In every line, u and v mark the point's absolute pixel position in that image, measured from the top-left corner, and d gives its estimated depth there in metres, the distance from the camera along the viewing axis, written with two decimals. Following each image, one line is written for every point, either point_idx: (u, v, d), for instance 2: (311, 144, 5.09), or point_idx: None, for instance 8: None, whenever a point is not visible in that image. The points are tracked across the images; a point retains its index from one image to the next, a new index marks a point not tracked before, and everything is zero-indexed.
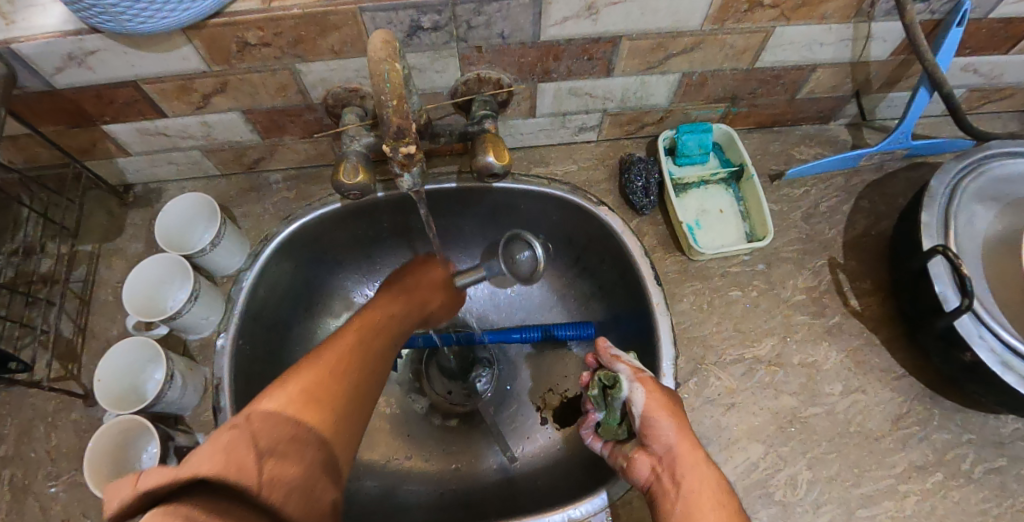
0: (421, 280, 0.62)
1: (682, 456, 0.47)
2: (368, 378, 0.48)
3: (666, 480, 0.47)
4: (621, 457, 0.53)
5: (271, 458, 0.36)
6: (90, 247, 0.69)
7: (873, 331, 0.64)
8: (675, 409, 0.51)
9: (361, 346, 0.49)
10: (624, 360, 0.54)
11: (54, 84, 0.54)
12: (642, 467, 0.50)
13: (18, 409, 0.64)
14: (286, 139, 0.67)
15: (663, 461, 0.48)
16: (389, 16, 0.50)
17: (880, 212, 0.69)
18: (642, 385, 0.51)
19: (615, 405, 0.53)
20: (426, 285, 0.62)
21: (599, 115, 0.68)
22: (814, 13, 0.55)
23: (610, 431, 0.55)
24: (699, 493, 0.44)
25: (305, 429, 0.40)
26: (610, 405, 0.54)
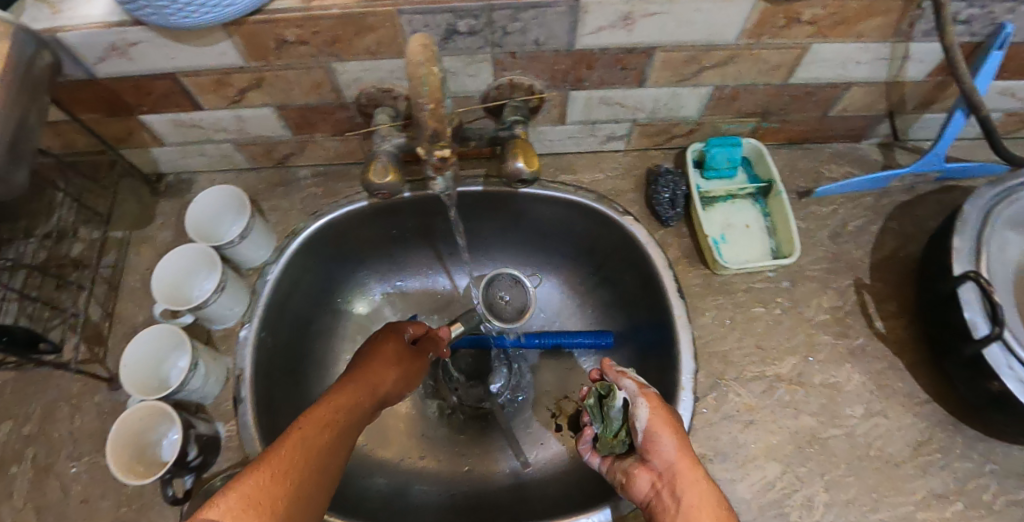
0: (384, 354, 0.56)
1: (682, 470, 0.46)
2: (321, 474, 0.41)
3: (665, 497, 0.46)
4: (619, 472, 0.53)
5: None
6: (120, 234, 0.70)
7: (897, 354, 0.64)
8: (679, 424, 0.50)
9: (319, 439, 0.43)
10: (631, 377, 0.55)
11: (95, 73, 0.56)
12: (641, 482, 0.49)
13: (44, 389, 0.65)
14: (316, 136, 0.68)
15: (663, 477, 0.47)
16: (426, 19, 0.51)
17: (909, 233, 0.68)
18: (647, 402, 0.51)
19: (614, 414, 0.55)
20: (388, 360, 0.56)
21: (628, 125, 0.68)
22: (851, 31, 0.55)
23: (608, 444, 0.55)
24: (697, 511, 0.43)
25: None
26: (608, 415, 0.57)
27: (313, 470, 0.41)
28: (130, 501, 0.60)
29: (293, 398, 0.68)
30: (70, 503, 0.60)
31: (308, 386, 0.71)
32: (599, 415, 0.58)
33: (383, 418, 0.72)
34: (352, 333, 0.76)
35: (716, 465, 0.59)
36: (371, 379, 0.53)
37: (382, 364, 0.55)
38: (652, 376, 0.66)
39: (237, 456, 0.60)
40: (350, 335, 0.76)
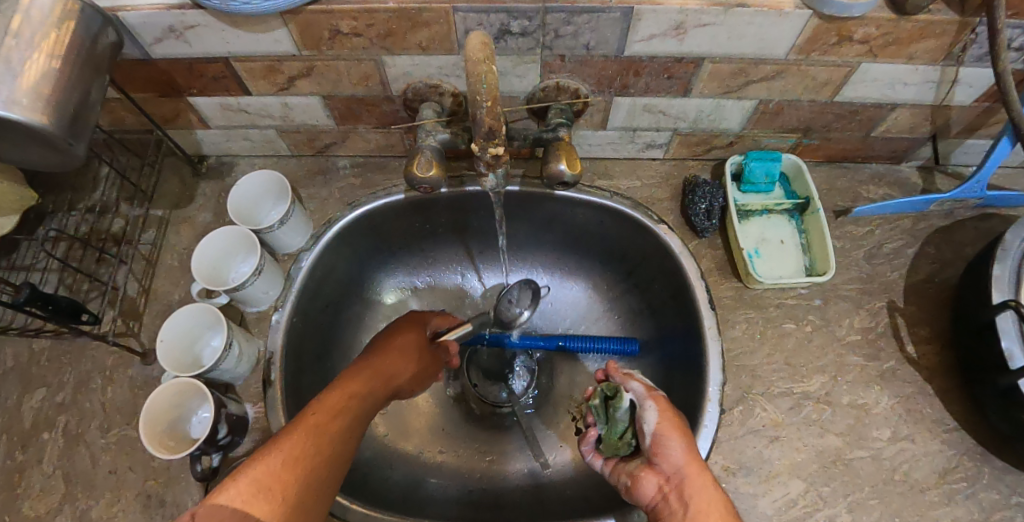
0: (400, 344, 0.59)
1: (693, 475, 0.47)
2: (332, 456, 0.45)
3: (674, 500, 0.47)
4: (624, 475, 0.53)
5: None
6: (161, 212, 0.71)
7: (928, 380, 0.63)
8: (685, 426, 0.51)
9: (329, 424, 0.46)
10: (637, 379, 0.55)
11: (151, 54, 0.57)
12: (648, 485, 0.50)
13: (79, 359, 0.66)
14: (359, 127, 0.69)
15: (671, 482, 0.48)
16: (481, 18, 0.51)
17: (946, 259, 0.68)
18: (655, 405, 0.52)
19: (619, 416, 0.53)
20: (404, 351, 0.59)
21: (668, 134, 0.68)
22: (903, 53, 0.54)
23: (613, 446, 0.54)
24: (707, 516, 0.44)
25: None
26: (613, 417, 0.54)
27: (324, 452, 0.45)
28: (157, 474, 0.61)
29: (318, 385, 0.68)
30: (99, 472, 0.61)
31: (333, 374, 0.71)
32: (604, 416, 0.55)
33: (404, 410, 0.73)
34: (378, 324, 0.76)
35: (739, 478, 0.58)
36: (389, 369, 0.56)
37: (396, 356, 0.58)
38: (677, 386, 0.66)
39: (262, 437, 0.61)
40: (376, 326, 0.76)
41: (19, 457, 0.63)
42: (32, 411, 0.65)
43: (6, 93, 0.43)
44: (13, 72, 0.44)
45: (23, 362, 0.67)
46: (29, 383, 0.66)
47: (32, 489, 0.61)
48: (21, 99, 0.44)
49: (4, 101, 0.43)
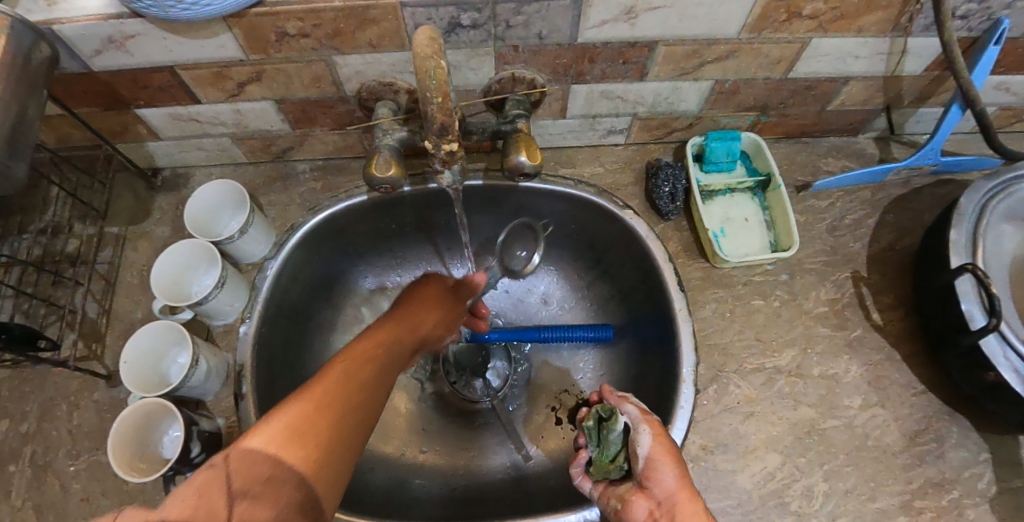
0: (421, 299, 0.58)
1: (685, 501, 0.48)
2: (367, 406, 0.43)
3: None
4: (614, 499, 0.53)
5: (243, 499, 0.32)
6: (117, 229, 0.69)
7: (893, 346, 0.65)
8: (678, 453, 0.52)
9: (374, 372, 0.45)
10: (633, 402, 0.58)
11: (91, 66, 0.55)
12: (638, 509, 0.50)
13: (41, 387, 0.64)
14: (316, 130, 0.67)
15: (663, 506, 0.49)
16: (428, 12, 0.50)
17: (905, 226, 0.69)
18: (650, 429, 0.54)
19: (614, 437, 0.56)
20: (426, 304, 0.58)
21: (628, 119, 0.68)
22: (851, 26, 0.55)
23: (603, 468, 0.56)
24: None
25: (290, 466, 0.36)
26: (606, 438, 0.57)
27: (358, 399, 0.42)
28: (131, 498, 0.60)
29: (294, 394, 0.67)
30: (70, 501, 0.60)
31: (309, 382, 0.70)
32: (597, 438, 0.58)
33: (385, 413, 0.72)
34: (351, 329, 0.75)
35: (717, 455, 0.59)
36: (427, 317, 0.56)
37: (417, 310, 0.56)
38: (653, 369, 0.66)
39: None
40: (349, 330, 0.75)
41: None
42: None
43: None
44: None
45: None
46: None
47: None
48: None
49: None
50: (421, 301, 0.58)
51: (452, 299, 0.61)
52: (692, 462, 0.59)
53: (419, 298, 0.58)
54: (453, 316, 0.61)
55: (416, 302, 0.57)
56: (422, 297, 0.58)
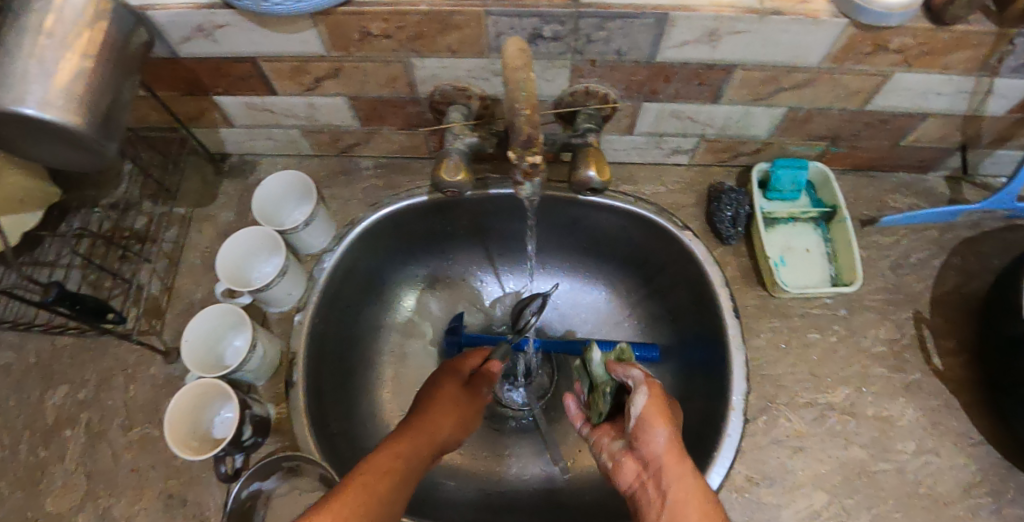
0: (447, 394, 0.55)
1: (670, 462, 0.43)
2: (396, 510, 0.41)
3: (651, 489, 0.43)
4: (607, 455, 0.51)
5: None
6: (183, 210, 0.72)
7: (952, 393, 0.62)
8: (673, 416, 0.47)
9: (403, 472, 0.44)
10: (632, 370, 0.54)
11: (178, 53, 0.57)
12: (627, 470, 0.46)
13: (101, 357, 0.67)
14: (384, 128, 0.69)
15: (650, 468, 0.44)
16: (512, 22, 0.51)
17: (972, 270, 0.67)
18: (645, 390, 0.49)
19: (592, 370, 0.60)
20: (452, 400, 0.55)
21: (695, 139, 0.68)
22: (937, 62, 0.53)
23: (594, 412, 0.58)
24: (684, 506, 0.39)
25: None
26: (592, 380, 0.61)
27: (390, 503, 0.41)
28: (179, 474, 0.61)
29: (339, 387, 0.68)
30: (121, 471, 0.62)
31: (355, 375, 0.71)
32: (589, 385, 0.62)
33: None
34: (398, 326, 0.76)
35: (762, 488, 0.58)
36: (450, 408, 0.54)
37: (445, 410, 0.53)
38: (700, 393, 0.66)
39: (285, 438, 0.61)
40: (395, 327, 0.76)
41: (42, 453, 0.63)
42: (54, 408, 0.65)
43: (39, 93, 0.43)
44: (46, 72, 0.44)
45: (45, 358, 0.67)
46: (51, 379, 0.66)
47: (55, 486, 0.62)
48: (54, 100, 0.43)
49: (38, 102, 0.43)
50: (448, 396, 0.55)
51: (474, 392, 0.58)
52: (736, 493, 0.58)
53: (443, 392, 0.55)
54: (477, 412, 0.57)
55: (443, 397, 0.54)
56: (447, 392, 0.55)
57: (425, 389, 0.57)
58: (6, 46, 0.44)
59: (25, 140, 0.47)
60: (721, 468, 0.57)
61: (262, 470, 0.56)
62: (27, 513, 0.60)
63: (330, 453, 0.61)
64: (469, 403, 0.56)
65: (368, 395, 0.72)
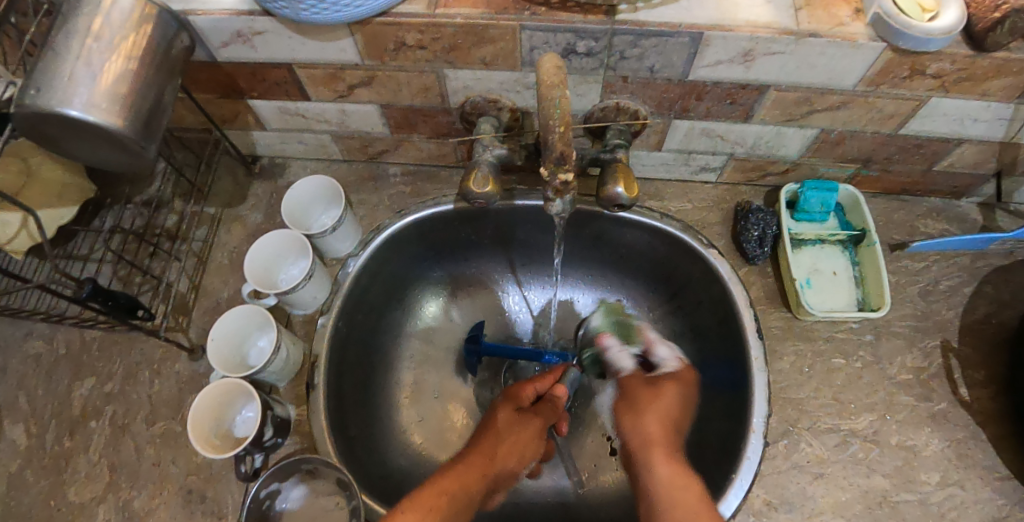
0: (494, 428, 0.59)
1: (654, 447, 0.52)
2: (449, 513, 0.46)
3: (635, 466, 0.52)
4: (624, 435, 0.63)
5: None
6: (214, 210, 0.74)
7: (980, 425, 0.60)
8: (642, 400, 0.57)
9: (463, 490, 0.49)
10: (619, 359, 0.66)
11: (216, 56, 0.58)
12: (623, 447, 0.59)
13: (129, 351, 0.68)
14: (414, 136, 0.70)
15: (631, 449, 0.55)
16: (547, 37, 0.51)
17: (1005, 299, 0.66)
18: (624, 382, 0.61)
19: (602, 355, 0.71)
20: (502, 431, 0.58)
21: (724, 158, 0.69)
22: (976, 88, 0.52)
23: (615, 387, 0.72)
24: (649, 483, 0.49)
25: None
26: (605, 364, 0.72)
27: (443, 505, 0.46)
28: (199, 470, 0.62)
29: (360, 389, 0.69)
30: (143, 464, 0.63)
31: (377, 378, 0.73)
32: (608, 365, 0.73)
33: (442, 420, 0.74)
34: (419, 330, 0.78)
35: (781, 514, 0.57)
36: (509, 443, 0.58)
37: (492, 440, 0.57)
38: (719, 413, 0.65)
39: (304, 440, 0.62)
40: (417, 332, 0.78)
41: (67, 443, 0.64)
42: (81, 399, 0.66)
43: (84, 95, 0.43)
44: (93, 74, 0.44)
45: (75, 350, 0.69)
46: (79, 370, 0.68)
47: (78, 476, 0.63)
48: (99, 102, 0.43)
49: (83, 104, 0.43)
50: (495, 430, 0.58)
51: (526, 419, 0.61)
52: (754, 516, 0.57)
53: (491, 425, 0.59)
54: (533, 440, 0.60)
55: (495, 429, 0.58)
56: (503, 423, 0.59)
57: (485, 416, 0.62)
58: (53, 48, 0.44)
59: (67, 139, 0.46)
60: (740, 491, 0.56)
61: (280, 473, 0.56)
62: (51, 502, 0.62)
63: (348, 457, 0.61)
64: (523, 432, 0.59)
65: (387, 400, 0.73)
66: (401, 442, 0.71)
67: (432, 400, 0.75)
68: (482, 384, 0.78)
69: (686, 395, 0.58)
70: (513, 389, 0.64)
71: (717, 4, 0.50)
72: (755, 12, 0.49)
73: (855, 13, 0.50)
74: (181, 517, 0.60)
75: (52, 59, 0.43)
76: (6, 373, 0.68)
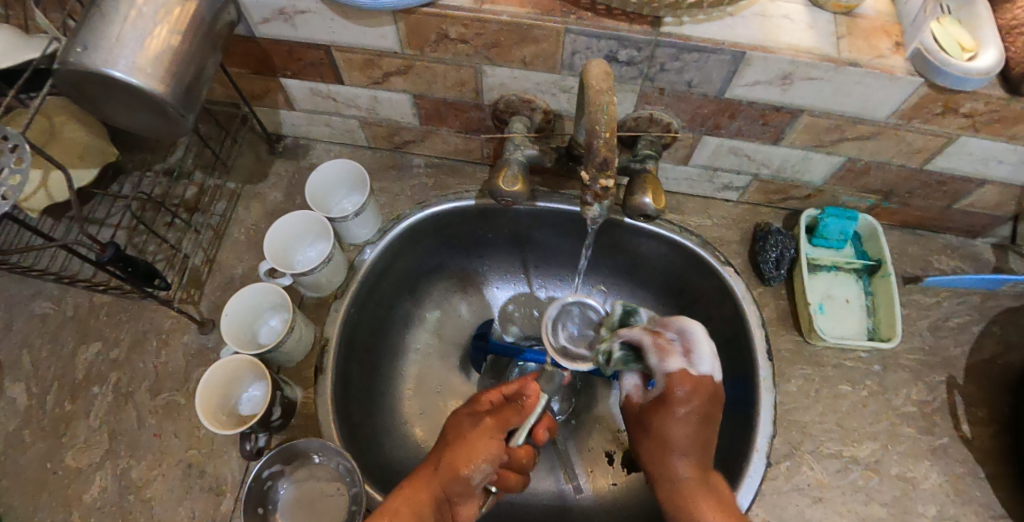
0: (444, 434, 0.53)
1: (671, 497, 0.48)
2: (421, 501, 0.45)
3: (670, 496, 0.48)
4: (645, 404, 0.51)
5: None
6: (234, 185, 0.74)
7: (979, 462, 0.61)
8: (697, 409, 0.47)
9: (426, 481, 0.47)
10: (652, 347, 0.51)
11: (255, 33, 0.58)
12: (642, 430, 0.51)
13: (138, 319, 0.68)
14: (442, 129, 0.70)
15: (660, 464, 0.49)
16: (590, 42, 0.51)
17: (1011, 341, 0.67)
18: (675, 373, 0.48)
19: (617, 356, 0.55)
20: (452, 431, 0.52)
21: (748, 178, 0.69)
22: (1006, 131, 0.53)
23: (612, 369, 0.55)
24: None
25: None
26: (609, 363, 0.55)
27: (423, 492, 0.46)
28: (200, 445, 0.62)
29: (367, 377, 0.70)
30: (144, 434, 0.62)
31: (383, 368, 0.72)
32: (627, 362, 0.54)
33: (443, 414, 0.74)
34: (427, 323, 0.78)
35: None
36: (458, 441, 0.50)
37: (441, 444, 0.51)
38: (723, 430, 0.66)
39: (309, 424, 0.62)
40: (424, 325, 0.78)
41: (69, 407, 0.64)
42: (85, 363, 0.66)
43: (130, 58, 0.43)
44: (139, 37, 0.43)
45: (83, 313, 0.68)
46: (86, 334, 0.67)
47: (77, 440, 0.62)
48: (144, 67, 0.43)
49: (127, 66, 0.42)
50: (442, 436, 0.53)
51: (479, 416, 0.53)
52: None
53: (447, 429, 0.53)
54: (487, 440, 0.50)
55: (447, 433, 0.52)
56: (457, 424, 0.53)
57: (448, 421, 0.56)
58: (102, 8, 0.44)
59: (105, 99, 0.46)
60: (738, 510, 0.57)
61: (281, 456, 0.56)
62: (47, 464, 0.61)
63: (351, 444, 0.61)
64: (478, 429, 0.51)
65: (391, 390, 0.73)
66: (402, 433, 0.71)
67: (435, 394, 0.75)
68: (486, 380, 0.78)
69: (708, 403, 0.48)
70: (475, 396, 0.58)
71: (761, 25, 0.51)
72: (798, 36, 0.50)
73: (895, 46, 0.50)
74: (179, 491, 0.60)
75: (101, 20, 0.43)
76: (11, 331, 0.68)
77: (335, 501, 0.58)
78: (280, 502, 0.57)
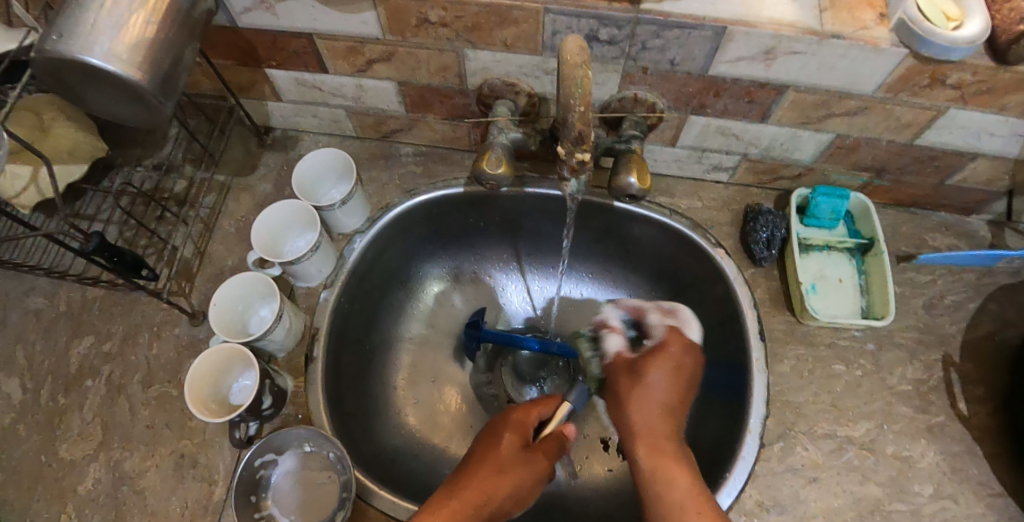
0: (496, 457, 0.51)
1: (639, 441, 0.51)
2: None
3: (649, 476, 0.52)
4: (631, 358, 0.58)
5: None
6: (223, 178, 0.75)
7: (976, 440, 0.60)
8: (672, 369, 0.55)
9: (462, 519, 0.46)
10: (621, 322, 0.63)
11: (238, 23, 0.58)
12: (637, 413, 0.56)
13: (130, 312, 0.68)
14: (429, 116, 0.70)
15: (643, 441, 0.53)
16: (570, 22, 0.50)
17: (1008, 317, 0.66)
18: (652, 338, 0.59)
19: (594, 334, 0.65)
20: (504, 458, 0.51)
21: (737, 158, 0.69)
22: (995, 102, 0.52)
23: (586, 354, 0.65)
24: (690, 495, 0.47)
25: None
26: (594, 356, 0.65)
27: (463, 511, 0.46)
28: (192, 435, 0.62)
29: (360, 367, 0.70)
30: (136, 425, 0.62)
31: (375, 358, 0.72)
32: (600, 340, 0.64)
33: (436, 403, 0.74)
34: (419, 314, 0.78)
35: (772, 515, 0.57)
36: (517, 479, 0.50)
37: (491, 464, 0.51)
38: (716, 412, 0.66)
39: (300, 411, 0.62)
40: (417, 315, 0.78)
41: (62, 400, 0.64)
42: (79, 357, 0.66)
43: (106, 44, 0.43)
44: (115, 25, 0.43)
45: (75, 308, 0.69)
46: (78, 328, 0.68)
47: (71, 433, 0.62)
48: (121, 53, 0.43)
49: (104, 52, 0.43)
50: (494, 457, 0.51)
51: (531, 454, 0.53)
52: (746, 517, 0.57)
53: (495, 449, 0.53)
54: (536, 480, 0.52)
55: (498, 455, 0.52)
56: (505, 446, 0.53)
57: (486, 434, 0.56)
58: None
59: (86, 89, 0.46)
60: (732, 491, 0.57)
61: (273, 444, 0.56)
62: (42, 457, 0.61)
63: (343, 432, 0.61)
64: (528, 461, 0.52)
65: (384, 380, 0.73)
66: (396, 422, 0.71)
67: (429, 383, 0.75)
68: (480, 370, 0.78)
69: (687, 362, 0.56)
70: (516, 413, 0.57)
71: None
72: (781, 10, 0.49)
73: (879, 17, 0.49)
74: (172, 481, 0.60)
75: (77, 9, 0.43)
76: (5, 327, 0.68)
77: (328, 489, 0.57)
78: (273, 489, 0.57)
